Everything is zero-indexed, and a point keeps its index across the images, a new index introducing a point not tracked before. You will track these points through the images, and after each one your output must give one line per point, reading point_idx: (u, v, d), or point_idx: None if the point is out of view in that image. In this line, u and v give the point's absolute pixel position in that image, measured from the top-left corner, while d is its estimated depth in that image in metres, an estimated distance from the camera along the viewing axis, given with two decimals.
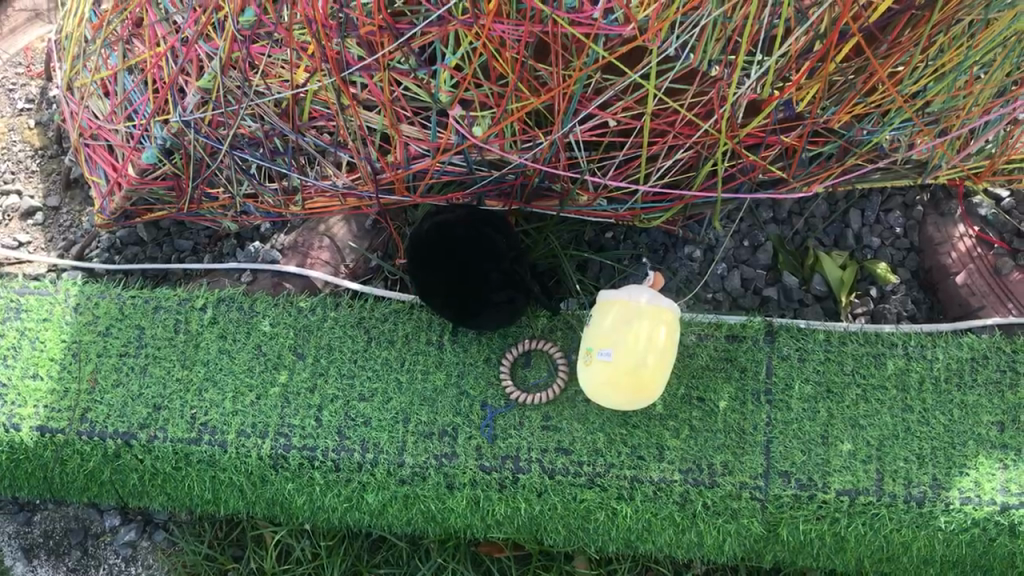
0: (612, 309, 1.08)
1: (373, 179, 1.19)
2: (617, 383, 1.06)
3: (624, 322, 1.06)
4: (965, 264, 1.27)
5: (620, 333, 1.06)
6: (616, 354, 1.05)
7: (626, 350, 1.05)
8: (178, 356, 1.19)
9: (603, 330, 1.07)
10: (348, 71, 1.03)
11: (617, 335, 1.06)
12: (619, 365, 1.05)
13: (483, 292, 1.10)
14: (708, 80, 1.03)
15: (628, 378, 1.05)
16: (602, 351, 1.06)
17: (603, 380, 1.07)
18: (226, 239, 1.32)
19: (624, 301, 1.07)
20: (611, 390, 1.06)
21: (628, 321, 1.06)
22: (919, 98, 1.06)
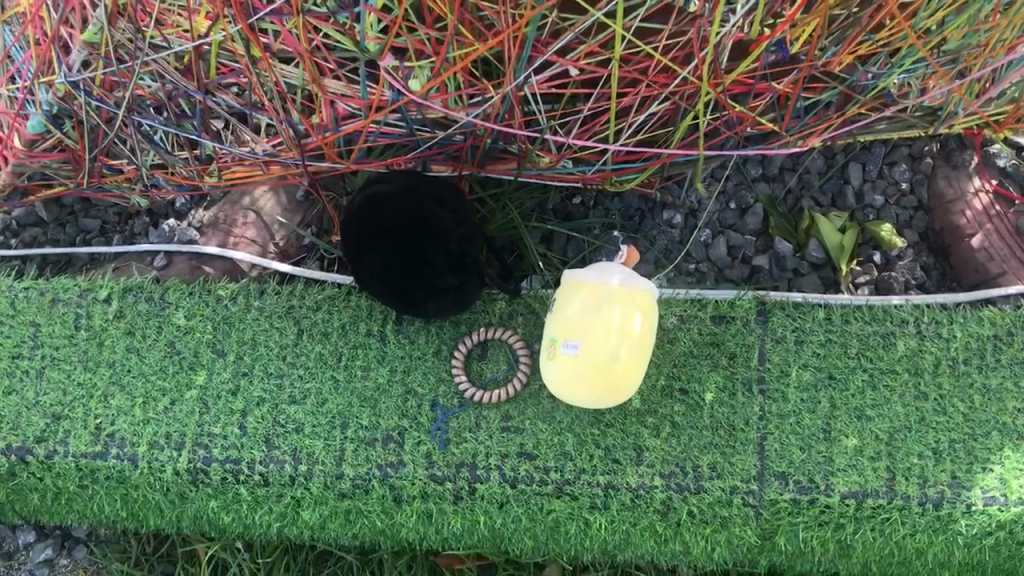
0: (578, 294, 0.92)
1: (297, 144, 1.01)
2: (586, 380, 0.90)
3: (592, 309, 0.91)
4: (982, 224, 1.13)
5: (589, 321, 0.90)
6: (584, 345, 0.90)
7: (595, 342, 0.89)
8: (79, 357, 1.03)
9: (568, 319, 0.92)
10: (255, 17, 0.86)
11: (585, 325, 0.90)
12: (588, 360, 0.89)
13: (429, 278, 0.94)
14: (686, 17, 0.88)
15: (599, 374, 0.89)
16: (568, 343, 0.91)
17: (569, 377, 0.91)
18: (137, 217, 1.15)
19: (592, 284, 0.92)
20: (578, 389, 0.91)
21: (597, 307, 0.90)
22: (934, 34, 0.90)
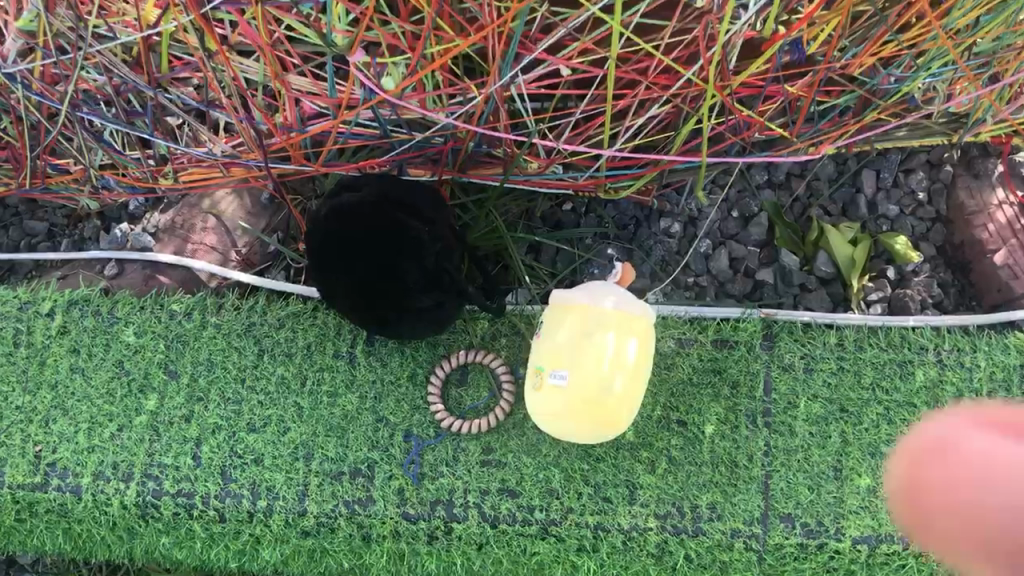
0: (566, 317, 0.83)
1: (259, 145, 0.92)
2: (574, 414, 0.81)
3: (582, 336, 0.81)
4: (1006, 239, 1.03)
5: (579, 349, 0.81)
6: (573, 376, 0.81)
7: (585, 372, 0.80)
8: (19, 377, 0.94)
9: (555, 345, 0.82)
10: (208, 7, 0.77)
11: (575, 352, 0.81)
12: (577, 392, 0.80)
13: (400, 299, 0.85)
14: (693, 14, 0.78)
15: (589, 407, 0.80)
16: (555, 373, 0.82)
17: (555, 410, 0.82)
18: (87, 220, 1.05)
19: (582, 308, 0.82)
20: (565, 423, 0.82)
21: (588, 333, 0.81)
22: (968, 35, 0.81)
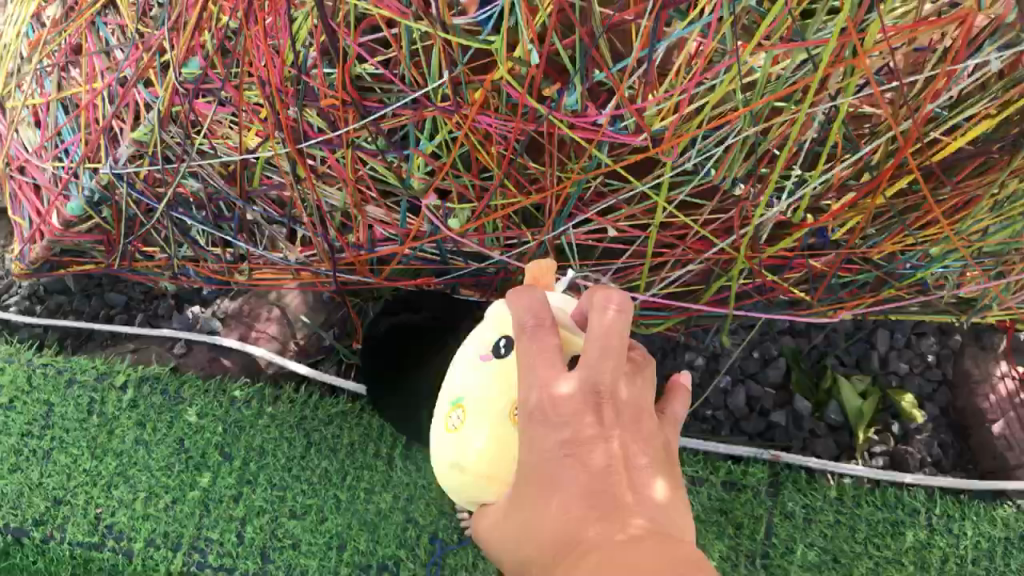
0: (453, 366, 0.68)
1: (329, 258, 1.01)
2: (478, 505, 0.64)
3: (491, 388, 0.62)
4: (1003, 410, 1.09)
5: (494, 401, 0.62)
6: (485, 445, 0.61)
7: (502, 448, 0.61)
8: (88, 443, 1.03)
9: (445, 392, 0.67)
10: (304, 145, 0.87)
11: (495, 409, 0.62)
12: (476, 472, 0.62)
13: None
14: (730, 199, 0.86)
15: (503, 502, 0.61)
16: (453, 419, 0.64)
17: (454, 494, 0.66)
18: (162, 299, 1.16)
19: (479, 357, 0.65)
20: (481, 525, 0.62)
21: (503, 376, 0.63)
22: (978, 239, 0.88)
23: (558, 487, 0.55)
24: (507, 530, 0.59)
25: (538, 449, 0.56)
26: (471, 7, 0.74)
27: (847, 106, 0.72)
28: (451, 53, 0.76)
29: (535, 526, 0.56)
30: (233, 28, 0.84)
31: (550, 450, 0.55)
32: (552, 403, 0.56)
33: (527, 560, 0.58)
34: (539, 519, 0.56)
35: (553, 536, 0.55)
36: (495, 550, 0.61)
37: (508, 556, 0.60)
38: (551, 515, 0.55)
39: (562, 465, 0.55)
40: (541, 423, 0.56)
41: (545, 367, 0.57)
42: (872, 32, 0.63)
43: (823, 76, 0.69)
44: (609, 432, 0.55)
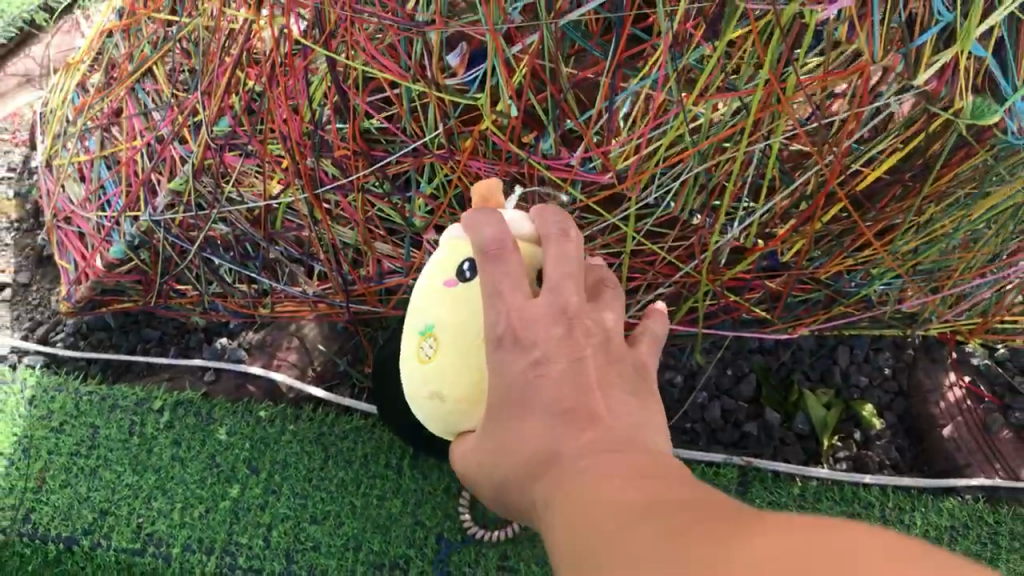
0: (415, 298, 0.74)
1: (342, 289, 1.14)
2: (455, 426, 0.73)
3: (462, 318, 0.70)
4: (952, 416, 1.22)
5: (465, 330, 0.69)
6: (463, 371, 0.69)
7: (475, 372, 0.69)
8: (130, 460, 1.15)
9: (412, 322, 0.74)
10: (321, 189, 1.01)
11: (467, 337, 0.69)
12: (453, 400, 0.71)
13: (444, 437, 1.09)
14: (689, 228, 0.99)
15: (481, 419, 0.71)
16: (427, 348, 0.71)
17: (429, 419, 0.74)
18: (193, 333, 1.28)
19: (442, 287, 0.72)
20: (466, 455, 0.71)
21: (468, 305, 0.70)
22: (910, 258, 1.00)
23: (534, 404, 0.64)
24: (487, 453, 0.67)
25: (511, 371, 0.65)
26: (458, 69, 0.86)
27: (777, 145, 0.85)
28: (445, 107, 0.90)
29: (513, 447, 0.64)
30: (257, 92, 1.00)
31: (523, 369, 0.65)
32: (522, 329, 0.66)
33: (507, 482, 0.66)
34: (516, 439, 0.64)
35: (530, 453, 0.63)
36: (475, 468, 0.70)
37: (488, 477, 0.68)
38: (530, 431, 0.64)
39: (533, 386, 0.64)
40: (511, 344, 0.65)
41: (510, 289, 0.66)
42: (790, 83, 0.77)
43: (755, 119, 0.83)
44: (577, 350, 0.66)
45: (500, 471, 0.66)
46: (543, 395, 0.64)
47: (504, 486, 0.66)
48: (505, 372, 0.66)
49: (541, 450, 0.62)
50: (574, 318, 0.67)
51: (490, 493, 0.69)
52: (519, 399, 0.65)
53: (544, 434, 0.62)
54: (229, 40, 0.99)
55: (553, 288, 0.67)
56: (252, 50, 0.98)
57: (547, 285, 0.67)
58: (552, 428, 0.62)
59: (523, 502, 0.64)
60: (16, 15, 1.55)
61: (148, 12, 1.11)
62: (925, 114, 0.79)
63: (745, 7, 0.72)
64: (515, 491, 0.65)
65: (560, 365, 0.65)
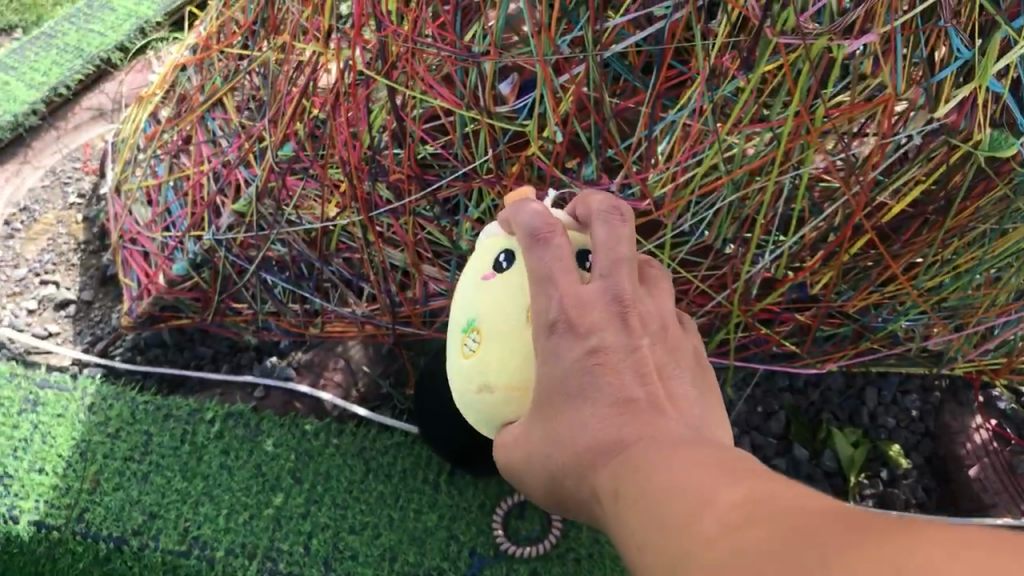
0: (458, 300, 0.81)
1: (389, 310, 1.20)
2: (498, 419, 0.77)
3: (499, 305, 0.76)
4: (979, 458, 1.24)
5: (501, 317, 0.75)
6: (505, 357, 0.75)
7: (514, 358, 0.74)
8: (180, 467, 1.20)
9: (455, 323, 0.81)
10: (375, 213, 1.08)
11: (505, 323, 0.75)
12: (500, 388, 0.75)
13: (481, 453, 1.14)
14: (722, 258, 1.05)
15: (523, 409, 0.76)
16: (472, 342, 0.78)
17: (476, 413, 0.79)
18: (245, 351, 1.35)
19: (481, 283, 0.78)
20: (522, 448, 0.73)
21: (504, 295, 0.76)
22: (935, 294, 1.05)
23: (592, 394, 0.65)
24: (543, 442, 0.70)
25: (569, 360, 0.66)
26: (509, 98, 0.94)
27: (807, 175, 0.91)
28: (494, 133, 0.96)
29: (571, 437, 0.66)
30: (321, 119, 1.07)
31: (581, 358, 0.66)
32: (578, 318, 0.67)
33: (564, 468, 0.68)
34: (574, 427, 0.66)
35: (590, 442, 0.64)
36: (527, 456, 0.72)
37: (544, 464, 0.70)
38: (588, 422, 0.65)
39: (591, 376, 0.66)
40: (568, 333, 0.67)
41: (561, 273, 0.69)
42: (819, 115, 0.82)
43: (786, 150, 0.89)
44: (635, 340, 0.67)
45: (557, 459, 0.68)
46: (601, 386, 0.65)
47: (561, 473, 0.68)
48: (563, 361, 0.67)
49: (602, 438, 0.64)
50: (628, 306, 0.68)
51: (544, 480, 0.72)
52: (577, 390, 0.66)
53: (604, 424, 0.64)
54: (297, 71, 1.06)
55: (606, 274, 0.68)
56: (317, 80, 1.05)
57: (602, 272, 0.68)
58: (613, 417, 0.64)
59: (582, 491, 0.66)
60: (94, 54, 1.67)
61: (221, 46, 1.19)
62: (945, 147, 0.85)
63: (777, 41, 0.77)
64: (573, 479, 0.67)
65: (618, 357, 0.66)
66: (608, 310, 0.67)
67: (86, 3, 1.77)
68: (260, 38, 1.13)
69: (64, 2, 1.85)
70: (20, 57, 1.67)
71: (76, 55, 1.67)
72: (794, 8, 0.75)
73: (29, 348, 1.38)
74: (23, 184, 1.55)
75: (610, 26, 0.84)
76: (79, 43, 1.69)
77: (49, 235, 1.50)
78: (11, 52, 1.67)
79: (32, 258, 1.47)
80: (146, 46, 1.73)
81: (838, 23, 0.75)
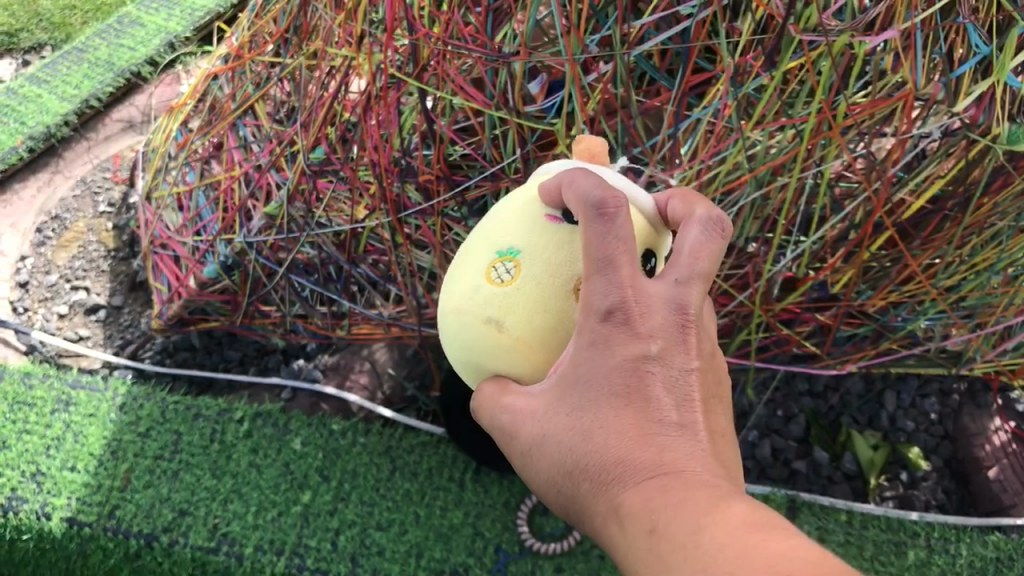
0: (500, 220, 0.73)
1: (417, 312, 1.22)
2: (484, 359, 0.70)
3: (555, 253, 0.68)
4: (998, 458, 1.26)
5: (550, 268, 0.68)
6: (534, 311, 0.67)
7: (541, 317, 0.67)
8: (209, 466, 1.22)
9: (489, 241, 0.72)
10: (405, 213, 1.10)
11: (551, 273, 0.68)
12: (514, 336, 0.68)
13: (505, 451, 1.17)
14: (744, 256, 1.07)
15: (525, 366, 0.69)
16: (502, 271, 0.69)
17: (462, 343, 0.71)
18: (272, 354, 1.38)
19: (542, 221, 0.70)
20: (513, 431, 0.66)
21: (561, 245, 0.69)
22: (954, 293, 1.07)
23: (632, 404, 0.59)
24: (548, 436, 0.63)
25: (615, 358, 0.60)
26: (538, 96, 0.97)
27: (827, 172, 0.93)
28: (523, 134, 1.00)
29: (593, 442, 0.60)
30: (352, 122, 1.10)
31: (629, 362, 0.60)
32: (638, 315, 0.60)
33: (575, 470, 0.61)
34: (602, 433, 0.59)
35: (615, 455, 0.59)
36: (519, 447, 0.66)
37: (542, 464, 0.64)
38: (619, 433, 0.59)
39: (636, 387, 0.59)
40: (620, 334, 0.60)
41: (626, 258, 0.60)
42: (841, 110, 0.85)
43: (808, 147, 0.91)
44: (688, 361, 0.61)
45: (568, 459, 0.61)
46: (643, 398, 0.59)
47: (566, 475, 0.62)
48: (603, 357, 0.60)
49: (630, 456, 0.58)
50: (690, 322, 0.61)
51: (535, 472, 0.65)
52: (612, 392, 0.60)
53: (639, 441, 0.58)
54: (329, 75, 1.08)
55: (682, 280, 0.61)
56: (349, 85, 1.08)
57: (676, 277, 0.62)
58: (648, 436, 0.58)
59: (590, 501, 0.60)
60: (124, 68, 1.72)
61: (253, 55, 1.22)
62: (964, 141, 0.88)
63: (800, 38, 0.80)
64: (582, 486, 0.61)
65: (666, 372, 0.60)
66: (668, 320, 0.61)
67: (117, 20, 1.82)
68: (292, 46, 1.15)
69: (92, 20, 1.89)
70: (53, 71, 1.73)
71: (107, 69, 1.72)
72: (816, 5, 0.78)
73: (60, 351, 1.40)
74: (55, 194, 1.59)
75: (637, 25, 0.86)
76: (110, 57, 1.75)
77: (80, 242, 1.53)
78: (45, 67, 1.74)
79: (63, 265, 1.50)
80: (176, 60, 1.77)
81: (859, 20, 0.77)
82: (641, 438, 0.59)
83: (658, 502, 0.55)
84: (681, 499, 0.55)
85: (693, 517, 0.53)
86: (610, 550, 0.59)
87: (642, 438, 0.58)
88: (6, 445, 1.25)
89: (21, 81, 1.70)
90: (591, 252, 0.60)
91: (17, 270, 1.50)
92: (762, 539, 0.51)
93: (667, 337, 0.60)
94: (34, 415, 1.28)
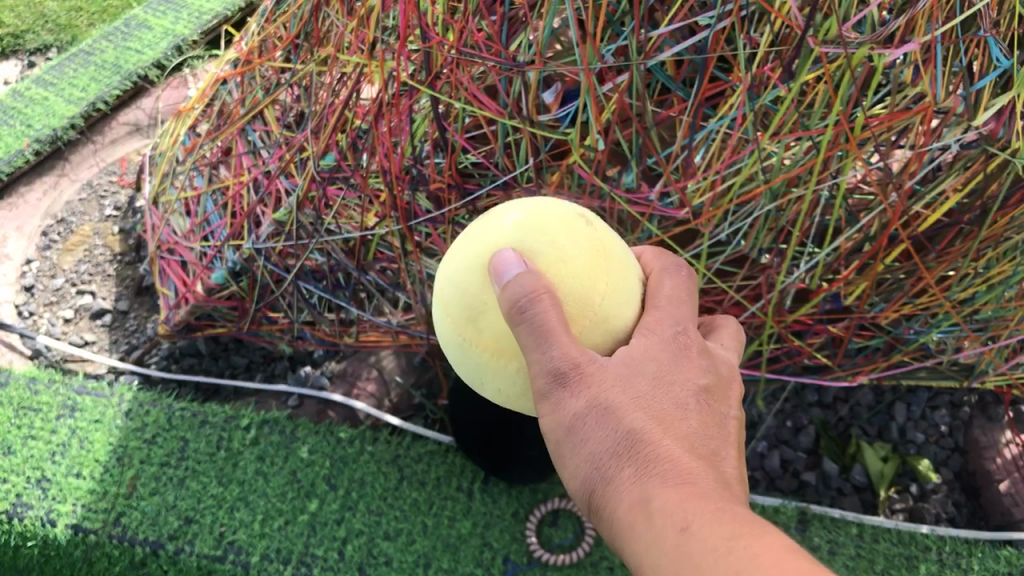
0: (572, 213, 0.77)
1: (426, 320, 1.21)
2: (540, 233, 0.70)
3: (622, 259, 0.73)
4: (1010, 472, 1.24)
5: (616, 263, 0.72)
6: (595, 277, 0.70)
7: (609, 253, 0.72)
8: (216, 473, 1.22)
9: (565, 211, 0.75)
10: (415, 222, 1.10)
11: (614, 265, 0.72)
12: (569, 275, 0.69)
13: (511, 466, 1.16)
14: (757, 267, 1.06)
15: (577, 266, 0.70)
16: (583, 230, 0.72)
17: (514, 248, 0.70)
18: (279, 361, 1.37)
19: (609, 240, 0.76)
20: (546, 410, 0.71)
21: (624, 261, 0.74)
22: (968, 305, 1.06)
23: (683, 420, 0.69)
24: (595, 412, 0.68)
25: (680, 381, 0.70)
26: (552, 106, 0.96)
27: (844, 184, 0.92)
28: (536, 143, 0.99)
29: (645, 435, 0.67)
30: (363, 130, 1.09)
31: (689, 390, 0.70)
32: (694, 350, 0.72)
33: (622, 453, 0.67)
34: (656, 433, 0.67)
35: (662, 452, 0.66)
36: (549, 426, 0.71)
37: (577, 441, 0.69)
38: (668, 439, 0.67)
39: (689, 409, 0.69)
40: (682, 358, 0.71)
41: (687, 304, 0.75)
42: (858, 123, 0.84)
43: (824, 159, 0.90)
44: (727, 411, 0.73)
45: (620, 441, 0.67)
46: (690, 419, 0.69)
47: (609, 457, 0.67)
48: (670, 371, 0.70)
49: (673, 458, 0.66)
50: (730, 379, 0.75)
51: (571, 442, 0.69)
52: (670, 407, 0.68)
53: (686, 452, 0.67)
54: (340, 82, 1.07)
55: (725, 348, 0.78)
56: (359, 92, 1.07)
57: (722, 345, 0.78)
58: (692, 450, 0.67)
59: (623, 487, 0.66)
60: (132, 71, 1.71)
61: (262, 60, 1.20)
62: (982, 156, 0.88)
63: (819, 50, 0.79)
64: (622, 469, 0.67)
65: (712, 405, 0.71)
66: (717, 372, 0.74)
67: (124, 22, 1.82)
68: (302, 52, 1.13)
69: (99, 22, 1.88)
70: (60, 74, 1.72)
71: (114, 72, 1.71)
72: (836, 18, 0.77)
73: (65, 356, 1.39)
74: (61, 197, 1.58)
75: (655, 34, 0.85)
76: (117, 61, 1.74)
77: (86, 245, 1.52)
78: (52, 69, 1.73)
79: (69, 269, 1.49)
80: (183, 63, 1.76)
81: (880, 33, 0.76)
82: (685, 450, 0.67)
83: (695, 503, 0.63)
84: (715, 504, 0.63)
85: (724, 521, 0.61)
86: (626, 539, 0.65)
87: (686, 449, 0.67)
88: (11, 450, 1.25)
89: (27, 83, 1.70)
90: (662, 292, 0.74)
91: (22, 274, 1.50)
92: (803, 565, 0.56)
93: (715, 384, 0.72)
94: (39, 420, 1.27)
